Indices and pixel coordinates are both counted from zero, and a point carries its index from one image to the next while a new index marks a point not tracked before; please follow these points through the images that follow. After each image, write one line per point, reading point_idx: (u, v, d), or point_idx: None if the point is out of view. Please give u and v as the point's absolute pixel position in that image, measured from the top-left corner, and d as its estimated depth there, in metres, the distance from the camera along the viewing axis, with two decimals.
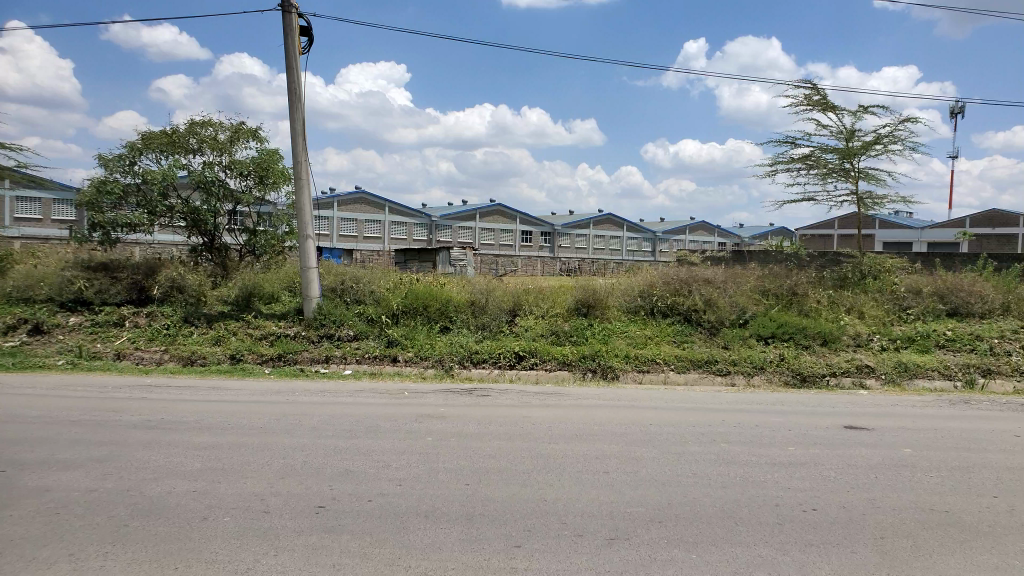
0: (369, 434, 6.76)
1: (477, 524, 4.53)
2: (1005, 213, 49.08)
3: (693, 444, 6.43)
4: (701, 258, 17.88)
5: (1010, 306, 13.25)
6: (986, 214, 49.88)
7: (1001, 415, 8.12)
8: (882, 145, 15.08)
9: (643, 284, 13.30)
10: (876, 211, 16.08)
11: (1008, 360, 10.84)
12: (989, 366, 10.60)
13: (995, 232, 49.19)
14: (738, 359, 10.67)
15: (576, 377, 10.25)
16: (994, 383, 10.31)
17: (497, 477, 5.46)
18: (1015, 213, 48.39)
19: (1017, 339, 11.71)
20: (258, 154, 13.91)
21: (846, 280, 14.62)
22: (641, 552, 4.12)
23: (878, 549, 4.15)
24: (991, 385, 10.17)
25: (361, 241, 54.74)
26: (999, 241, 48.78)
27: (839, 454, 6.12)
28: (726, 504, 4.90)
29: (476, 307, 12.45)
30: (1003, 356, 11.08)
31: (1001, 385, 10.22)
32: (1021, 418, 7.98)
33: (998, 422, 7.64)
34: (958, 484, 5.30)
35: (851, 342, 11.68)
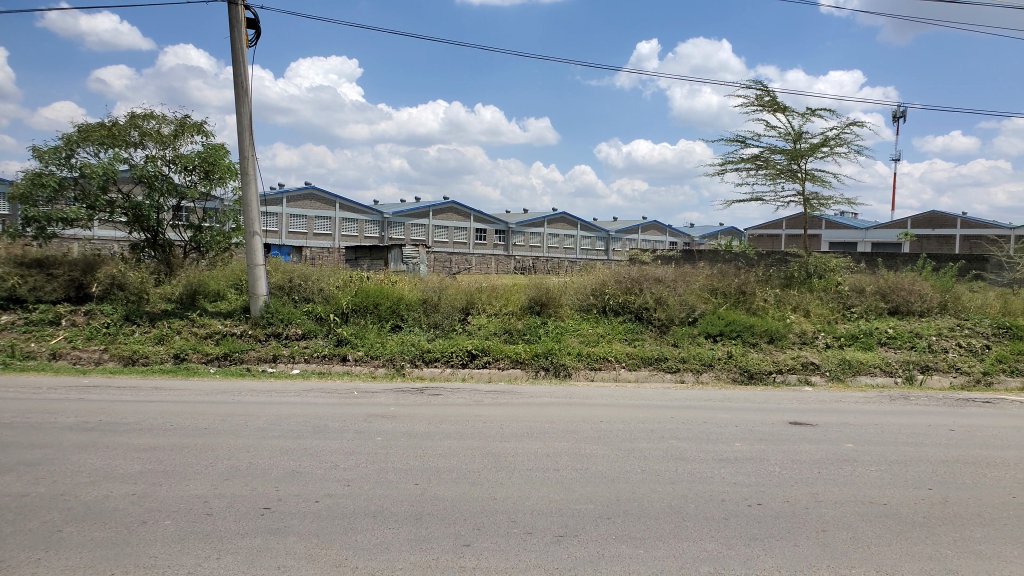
0: (317, 435, 6.67)
1: (426, 524, 4.51)
2: (944, 214, 50.94)
3: (642, 441, 6.52)
4: (652, 258, 18.10)
5: (947, 305, 13.73)
6: (926, 215, 51.64)
7: (938, 410, 8.42)
8: (828, 147, 15.47)
9: (594, 283, 13.41)
10: (821, 211, 16.47)
11: (945, 357, 11.23)
12: (927, 363, 10.97)
13: (936, 232, 50.83)
14: (687, 357, 10.84)
15: (528, 375, 10.29)
16: (931, 379, 10.68)
17: (447, 476, 5.45)
18: (954, 214, 50.23)
19: (953, 337, 12.13)
20: (203, 149, 13.62)
21: (791, 279, 14.97)
22: (589, 549, 4.16)
23: (818, 542, 4.27)
24: (929, 381, 10.56)
25: (310, 238, 53.98)
26: (939, 241, 50.66)
27: (784, 450, 6.26)
28: (674, 500, 4.97)
29: (428, 305, 12.38)
30: (940, 354, 11.47)
31: (938, 381, 10.61)
32: (958, 412, 8.28)
33: (936, 417, 7.90)
34: (896, 477, 5.47)
35: (797, 340, 11.97)
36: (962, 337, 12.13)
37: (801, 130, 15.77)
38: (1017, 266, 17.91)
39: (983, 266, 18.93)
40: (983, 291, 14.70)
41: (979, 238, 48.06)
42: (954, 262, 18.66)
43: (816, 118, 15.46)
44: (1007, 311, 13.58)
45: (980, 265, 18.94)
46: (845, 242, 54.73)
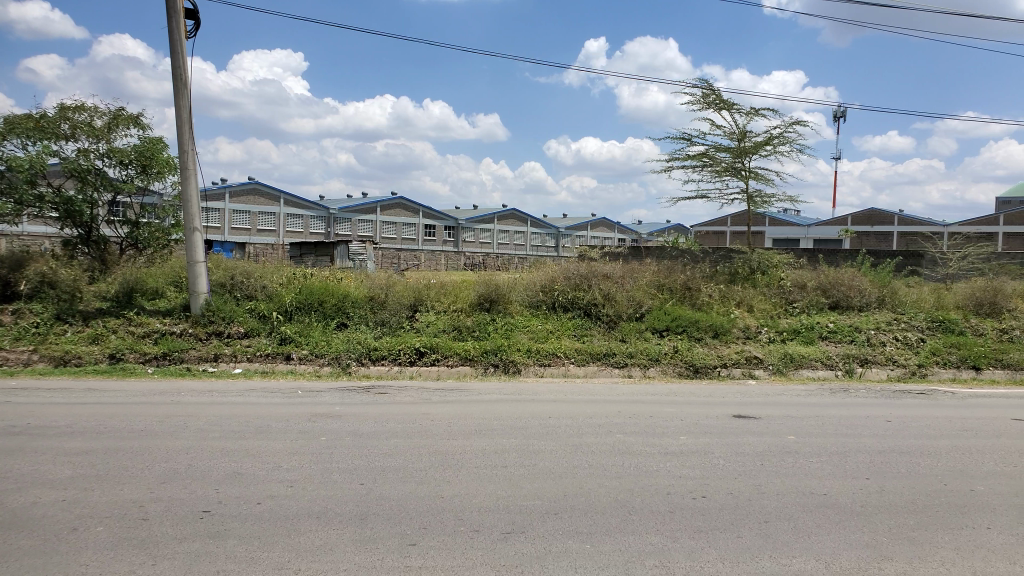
0: (259, 435, 6.55)
1: (372, 524, 4.46)
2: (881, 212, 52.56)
3: (590, 436, 6.58)
4: (600, 254, 18.24)
5: (884, 299, 14.19)
6: (864, 213, 53.20)
7: (877, 401, 8.70)
8: (772, 145, 15.83)
9: (543, 280, 13.45)
10: (765, 208, 16.82)
11: (882, 351, 11.60)
12: (866, 357, 11.32)
13: (875, 229, 52.43)
14: (635, 352, 10.97)
15: (477, 372, 10.28)
16: (870, 372, 11.03)
17: (394, 475, 5.40)
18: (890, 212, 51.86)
19: (891, 331, 12.53)
20: (140, 142, 13.24)
21: (735, 275, 15.28)
22: (536, 545, 4.17)
23: (760, 533, 4.37)
24: (868, 373, 10.92)
25: (254, 235, 52.94)
26: (877, 238, 52.25)
27: (728, 443, 6.38)
28: (620, 494, 5.02)
29: (374, 302, 12.26)
30: (878, 347, 11.85)
31: (876, 373, 10.98)
32: (896, 403, 8.57)
33: (875, 409, 8.16)
34: (835, 468, 5.63)
35: (741, 334, 12.23)
36: (898, 331, 12.54)
37: (746, 129, 16.09)
38: (949, 262, 18.60)
39: (917, 263, 19.61)
40: (918, 286, 15.26)
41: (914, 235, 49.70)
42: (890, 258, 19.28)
43: (759, 117, 15.81)
44: (941, 305, 14.22)
45: (914, 261, 19.61)
46: (789, 240, 56.08)
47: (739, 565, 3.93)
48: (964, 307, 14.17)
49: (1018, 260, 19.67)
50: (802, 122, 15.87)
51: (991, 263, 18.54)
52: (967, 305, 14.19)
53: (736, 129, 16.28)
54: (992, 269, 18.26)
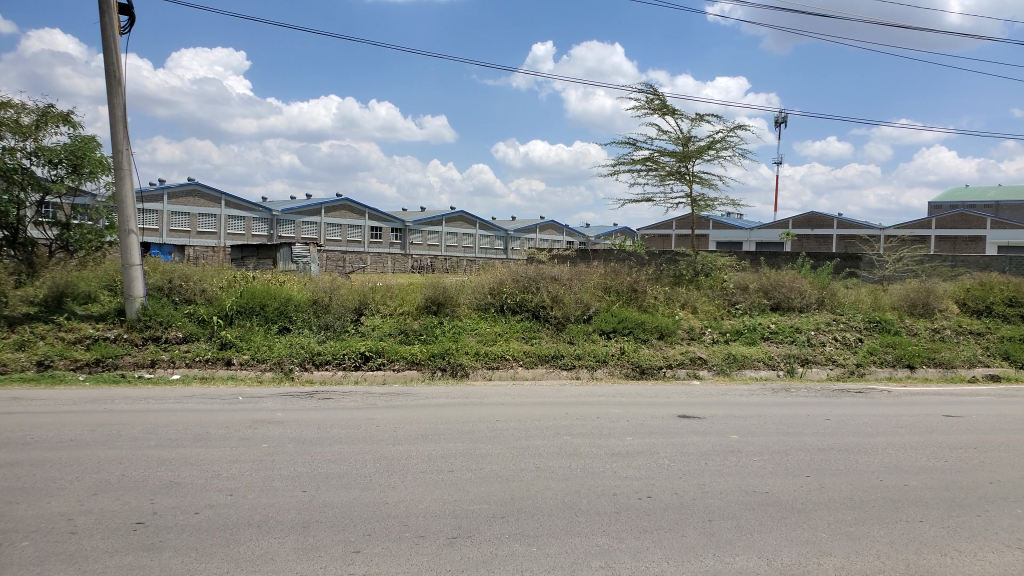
0: (198, 443, 6.38)
1: (314, 532, 4.38)
2: (823, 215, 53.94)
3: (538, 438, 6.59)
4: (546, 256, 18.33)
5: (824, 301, 14.59)
6: (807, 215, 54.62)
7: (817, 401, 8.94)
8: (715, 150, 16.14)
9: (492, 282, 13.44)
10: (708, 212, 17.12)
11: (822, 351, 11.94)
12: (806, 357, 11.63)
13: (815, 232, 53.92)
14: (583, 354, 11.05)
15: (425, 376, 10.21)
16: (810, 372, 11.34)
17: (338, 482, 5.32)
18: (830, 215, 53.23)
19: (830, 331, 12.90)
20: (70, 141, 12.82)
21: (680, 278, 15.53)
22: (483, 549, 4.15)
23: (704, 531, 4.43)
24: (808, 373, 11.22)
25: (194, 237, 51.66)
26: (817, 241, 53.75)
27: (673, 442, 6.48)
28: (566, 496, 5.05)
29: (318, 306, 12.08)
30: (818, 347, 12.18)
31: (816, 373, 11.29)
32: (836, 402, 8.82)
33: (816, 408, 8.38)
34: (777, 466, 5.76)
35: (685, 336, 12.44)
36: (838, 332, 12.91)
37: (689, 134, 16.37)
38: (885, 264, 19.25)
39: (855, 265, 20.21)
40: (856, 287, 15.74)
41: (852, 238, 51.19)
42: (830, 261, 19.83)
43: (703, 123, 16.12)
44: (877, 306, 14.69)
45: (853, 264, 20.21)
46: (732, 243, 57.28)
47: (683, 564, 3.98)
48: (899, 307, 14.67)
49: (948, 262, 20.46)
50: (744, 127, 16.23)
51: (924, 266, 19.24)
52: (902, 306, 14.70)
53: (680, 133, 16.55)
54: (925, 271, 18.95)
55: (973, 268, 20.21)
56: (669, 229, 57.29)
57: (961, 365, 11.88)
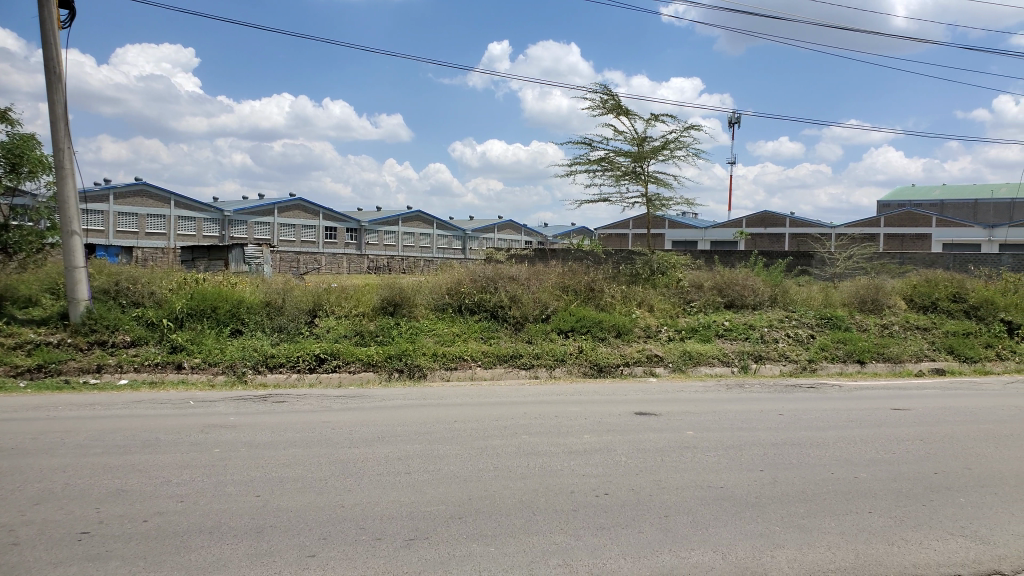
0: (146, 449, 6.22)
1: (268, 537, 4.31)
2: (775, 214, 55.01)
3: (496, 438, 6.58)
4: (502, 255, 18.34)
5: (776, 298, 14.87)
6: (758, 215, 55.59)
7: (771, 396, 9.11)
8: (669, 150, 16.32)
9: (449, 282, 13.40)
10: (663, 211, 17.31)
11: (775, 347, 12.17)
12: (760, 353, 11.85)
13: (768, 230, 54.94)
14: (541, 353, 11.09)
15: (382, 377, 10.13)
16: (763, 368, 11.54)
17: (292, 486, 5.24)
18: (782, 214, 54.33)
19: (782, 328, 13.15)
20: (8, 139, 12.39)
21: (637, 276, 15.67)
22: (440, 550, 4.14)
23: (661, 527, 4.48)
24: (761, 369, 11.43)
25: (142, 238, 50.46)
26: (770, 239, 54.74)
27: (629, 440, 6.54)
28: (525, 495, 5.06)
29: (271, 308, 11.89)
30: (771, 344, 12.41)
31: (769, 369, 11.50)
32: (788, 398, 9.00)
33: (770, 403, 8.54)
34: (732, 461, 5.85)
35: (642, 334, 12.56)
36: (790, 328, 13.17)
37: (644, 134, 16.53)
38: (835, 261, 19.69)
39: (807, 263, 20.63)
40: (808, 285, 16.08)
41: (802, 236, 52.29)
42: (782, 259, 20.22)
43: (658, 123, 16.29)
44: (828, 303, 15.02)
45: (804, 262, 20.63)
46: (686, 242, 58.04)
47: (640, 560, 4.02)
48: (849, 304, 15.04)
49: (896, 260, 21.03)
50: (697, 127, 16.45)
51: (873, 263, 19.74)
52: (852, 302, 15.06)
53: (635, 133, 16.69)
54: (874, 268, 19.46)
55: (918, 265, 20.80)
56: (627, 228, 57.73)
57: (908, 359, 12.22)
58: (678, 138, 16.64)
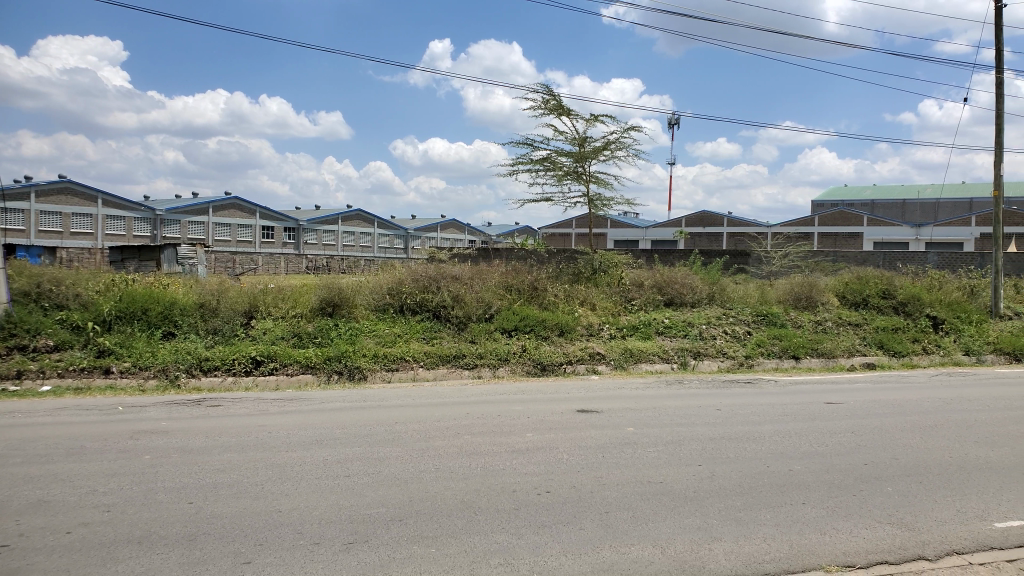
0: (70, 458, 5.97)
1: (201, 545, 4.20)
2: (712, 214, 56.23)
3: (437, 439, 6.55)
4: (444, 254, 18.23)
5: (713, 296, 15.19)
6: (697, 215, 56.70)
7: (709, 392, 9.29)
8: (610, 150, 16.50)
9: (390, 282, 13.29)
10: (604, 211, 17.49)
11: (713, 344, 12.43)
12: (698, 350, 12.09)
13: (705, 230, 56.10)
14: (484, 352, 11.09)
15: (321, 379, 9.97)
16: (702, 364, 11.79)
17: (227, 492, 5.11)
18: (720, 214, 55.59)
19: (720, 325, 13.45)
20: None
21: (579, 275, 15.80)
22: (379, 553, 4.09)
23: (601, 523, 4.53)
24: (700, 365, 11.67)
25: (67, 238, 48.47)
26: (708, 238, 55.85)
27: (570, 437, 6.58)
28: (467, 495, 5.05)
29: (205, 309, 11.57)
30: (709, 340, 12.67)
31: (708, 365, 11.74)
32: (726, 393, 9.19)
33: (709, 398, 8.73)
34: (670, 456, 5.95)
35: (584, 332, 12.69)
36: (727, 325, 13.48)
37: (585, 134, 16.66)
38: (771, 260, 20.24)
39: (744, 261, 21.13)
40: (745, 283, 16.48)
41: (738, 236, 53.55)
42: (719, 257, 20.67)
43: (598, 123, 16.45)
44: (764, 300, 15.42)
45: (740, 260, 21.13)
46: (626, 241, 58.82)
47: (581, 557, 4.05)
48: (784, 301, 15.48)
49: (829, 258, 21.70)
50: (637, 128, 16.66)
51: (807, 262, 20.34)
52: (787, 299, 15.50)
53: (576, 134, 16.81)
54: (809, 267, 20.05)
55: (849, 263, 21.50)
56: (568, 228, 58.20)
57: (841, 354, 12.64)
58: (618, 138, 16.83)
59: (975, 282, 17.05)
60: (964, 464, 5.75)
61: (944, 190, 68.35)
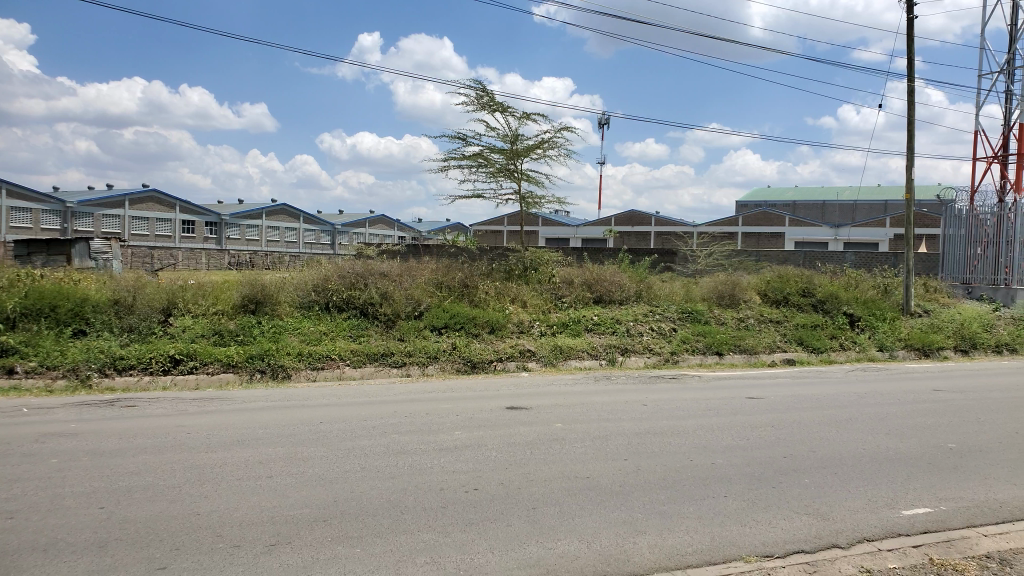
0: None
1: (112, 551, 4.03)
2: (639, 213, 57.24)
3: (364, 438, 6.46)
4: (373, 250, 17.98)
5: (641, 294, 15.46)
6: (625, 214, 57.63)
7: (637, 388, 9.47)
8: (542, 149, 16.59)
9: (316, 278, 13.04)
10: (535, 209, 17.57)
11: (640, 340, 12.67)
12: (626, 346, 12.31)
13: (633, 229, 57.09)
14: (413, 350, 11.00)
15: (243, 379, 9.70)
16: (629, 360, 11.99)
17: (141, 496, 4.92)
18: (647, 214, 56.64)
19: (647, 322, 13.71)
20: None
21: (510, 273, 15.81)
22: (302, 555, 4.01)
23: (528, 519, 4.55)
24: (627, 361, 11.87)
25: None
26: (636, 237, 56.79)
27: (499, 435, 6.59)
28: (393, 494, 5.00)
29: (120, 306, 11.10)
30: (636, 337, 12.90)
31: (635, 361, 11.96)
32: (652, 388, 9.38)
33: (638, 394, 8.88)
34: (597, 452, 6.03)
35: (515, 329, 12.74)
36: (653, 322, 13.74)
37: (517, 132, 16.70)
38: (697, 259, 20.76)
39: (671, 259, 21.57)
40: (671, 281, 16.82)
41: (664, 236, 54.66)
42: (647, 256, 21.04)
43: (530, 122, 16.50)
44: (689, 297, 15.79)
45: (667, 259, 21.55)
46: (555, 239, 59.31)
47: (507, 553, 4.06)
48: (708, 298, 15.88)
49: (751, 258, 22.35)
50: (569, 128, 16.79)
51: (730, 261, 20.92)
52: (711, 297, 15.90)
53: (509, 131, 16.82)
54: (732, 266, 20.63)
55: (770, 262, 22.19)
56: (496, 225, 58.34)
57: (762, 350, 13.05)
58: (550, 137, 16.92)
59: (887, 281, 17.84)
60: (876, 456, 6.00)
61: (862, 193, 71.14)
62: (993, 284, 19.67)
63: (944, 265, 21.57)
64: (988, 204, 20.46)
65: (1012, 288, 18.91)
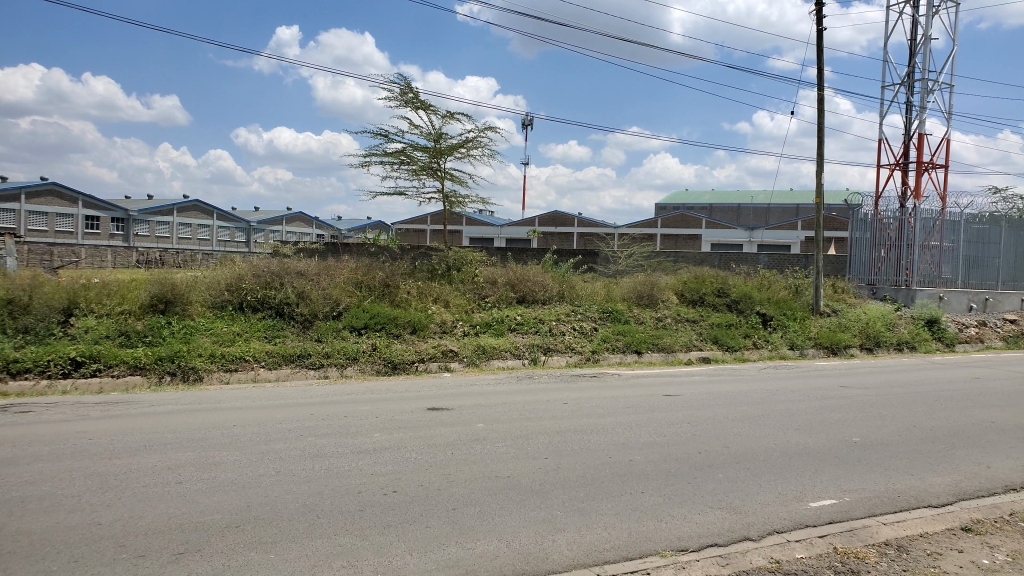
0: None
1: (5, 564, 3.80)
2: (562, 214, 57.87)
3: (281, 441, 6.30)
4: (290, 248, 17.54)
5: (563, 294, 15.62)
6: (548, 215, 58.19)
7: (561, 386, 9.57)
8: (465, 148, 16.56)
9: (230, 276, 12.65)
10: (458, 208, 17.50)
11: (562, 339, 12.82)
12: (548, 345, 12.43)
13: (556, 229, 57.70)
14: (332, 351, 10.79)
15: (151, 382, 9.33)
16: (551, 359, 12.12)
17: (36, 506, 4.65)
18: (569, 214, 57.34)
19: (568, 321, 13.87)
20: None
21: (433, 273, 15.69)
22: (213, 562, 3.88)
23: (447, 520, 4.53)
24: (549, 360, 12.00)
25: None
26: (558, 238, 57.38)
27: (420, 436, 6.53)
28: (310, 498, 4.89)
29: (14, 306, 10.47)
30: (558, 336, 13.05)
31: (557, 360, 12.10)
32: (574, 387, 9.48)
33: (559, 393, 8.96)
34: (519, 451, 6.06)
35: (437, 329, 12.70)
36: (574, 321, 13.92)
37: (442, 130, 16.61)
38: (618, 259, 21.15)
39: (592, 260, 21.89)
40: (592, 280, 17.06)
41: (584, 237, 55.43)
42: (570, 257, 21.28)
43: (455, 121, 16.46)
44: (609, 297, 16.05)
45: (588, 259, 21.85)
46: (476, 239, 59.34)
47: (426, 555, 4.03)
48: (628, 298, 16.18)
49: (668, 257, 22.88)
50: (493, 128, 16.83)
51: (649, 261, 21.36)
52: (631, 297, 16.20)
53: (433, 129, 16.71)
54: (650, 266, 21.06)
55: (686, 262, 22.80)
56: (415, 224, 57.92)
57: (679, 349, 13.37)
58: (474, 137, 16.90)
59: (797, 282, 18.59)
60: (787, 450, 6.23)
61: (775, 195, 73.81)
62: (895, 285, 20.79)
63: (850, 266, 22.56)
64: (890, 209, 21.46)
65: (913, 289, 20.04)
